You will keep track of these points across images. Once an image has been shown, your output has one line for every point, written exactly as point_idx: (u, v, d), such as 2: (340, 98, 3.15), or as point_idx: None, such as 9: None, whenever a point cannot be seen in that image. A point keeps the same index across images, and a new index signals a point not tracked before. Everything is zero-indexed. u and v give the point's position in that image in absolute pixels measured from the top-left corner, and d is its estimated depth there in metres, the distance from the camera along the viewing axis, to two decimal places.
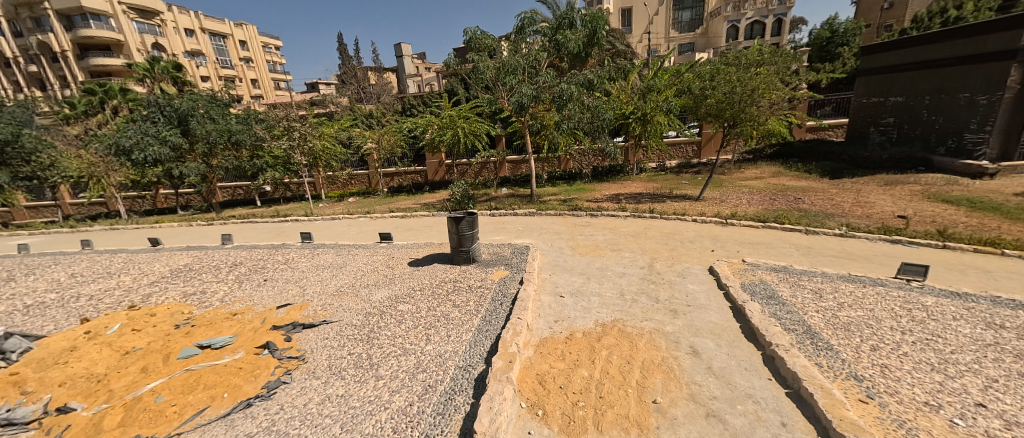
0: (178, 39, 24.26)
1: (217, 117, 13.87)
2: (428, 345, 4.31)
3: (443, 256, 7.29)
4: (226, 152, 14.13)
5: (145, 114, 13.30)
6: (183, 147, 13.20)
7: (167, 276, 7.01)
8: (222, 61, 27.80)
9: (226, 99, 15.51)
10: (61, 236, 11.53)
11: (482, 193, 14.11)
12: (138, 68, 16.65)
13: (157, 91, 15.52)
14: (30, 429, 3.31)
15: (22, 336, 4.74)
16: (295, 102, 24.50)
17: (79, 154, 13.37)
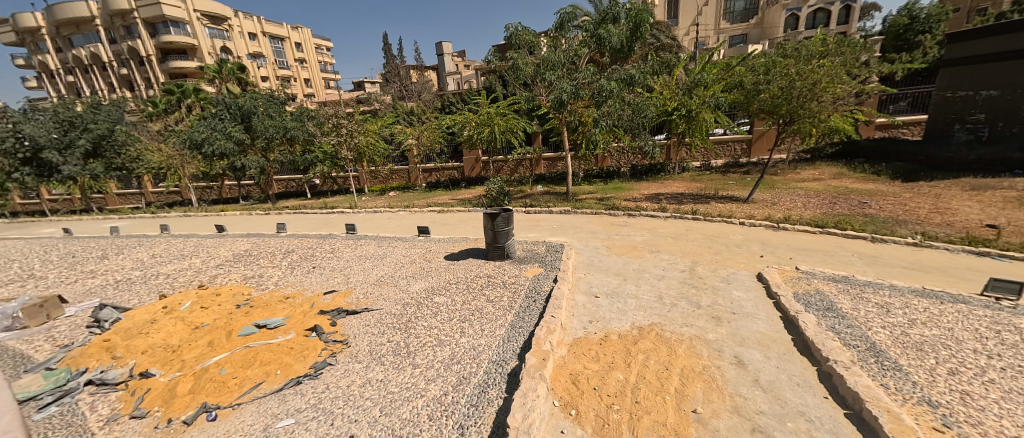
0: (243, 43, 26.61)
1: (275, 115, 14.96)
2: (462, 338, 4.41)
3: (478, 251, 7.42)
4: (282, 147, 15.21)
5: (215, 111, 14.62)
6: (246, 142, 14.37)
7: (230, 260, 7.70)
8: (280, 63, 29.86)
9: (284, 98, 16.67)
10: (144, 221, 12.96)
11: (517, 190, 14.16)
12: (209, 70, 18.33)
13: (224, 91, 17.00)
14: (118, 389, 3.79)
15: (113, 308, 5.45)
16: (344, 100, 25.86)
17: (160, 148, 14.98)
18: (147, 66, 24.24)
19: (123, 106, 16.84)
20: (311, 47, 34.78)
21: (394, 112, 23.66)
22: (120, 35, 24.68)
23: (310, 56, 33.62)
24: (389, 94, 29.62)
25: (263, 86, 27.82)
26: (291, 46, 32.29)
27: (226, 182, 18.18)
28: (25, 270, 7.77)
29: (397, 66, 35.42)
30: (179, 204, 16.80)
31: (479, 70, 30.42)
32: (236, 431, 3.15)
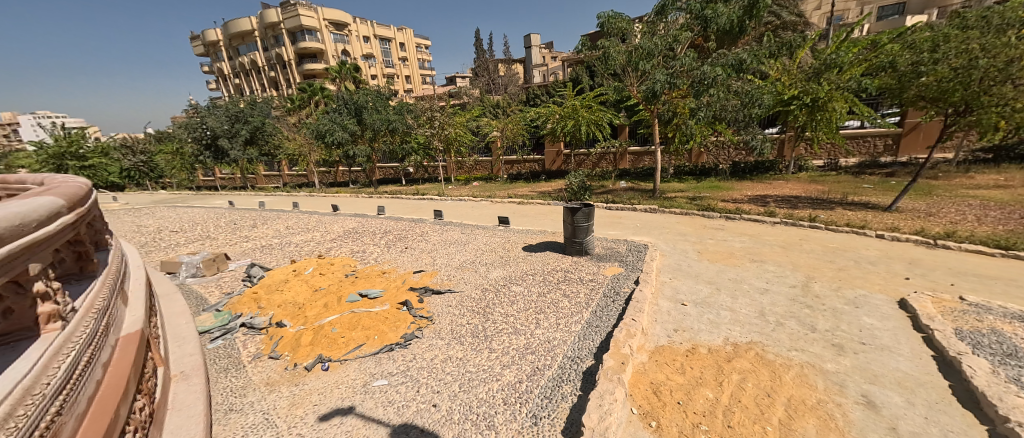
0: (358, 45, 30.50)
1: (381, 109, 16.75)
2: (537, 329, 4.47)
3: (556, 244, 7.40)
4: (385, 138, 16.97)
5: (335, 107, 16.91)
6: (358, 133, 16.37)
7: (340, 235, 8.91)
8: (387, 62, 33.14)
9: (389, 94, 18.52)
10: (281, 199, 15.67)
11: (598, 185, 13.71)
12: (332, 71, 21.21)
13: (343, 89, 19.50)
14: (262, 334, 4.69)
15: (259, 268, 6.75)
16: (439, 95, 27.77)
17: (295, 138, 17.91)
18: (288, 69, 29.24)
19: (270, 103, 20.42)
20: (414, 47, 37.93)
21: (482, 105, 24.60)
22: (271, 44, 29.81)
23: (413, 55, 36.66)
24: (479, 88, 30.92)
25: (373, 83, 31.27)
26: (397, 46, 35.60)
27: (341, 168, 20.96)
28: (201, 232, 10.00)
29: (486, 60, 36.70)
30: (306, 185, 19.90)
31: (566, 62, 29.99)
32: (343, 383, 3.67)
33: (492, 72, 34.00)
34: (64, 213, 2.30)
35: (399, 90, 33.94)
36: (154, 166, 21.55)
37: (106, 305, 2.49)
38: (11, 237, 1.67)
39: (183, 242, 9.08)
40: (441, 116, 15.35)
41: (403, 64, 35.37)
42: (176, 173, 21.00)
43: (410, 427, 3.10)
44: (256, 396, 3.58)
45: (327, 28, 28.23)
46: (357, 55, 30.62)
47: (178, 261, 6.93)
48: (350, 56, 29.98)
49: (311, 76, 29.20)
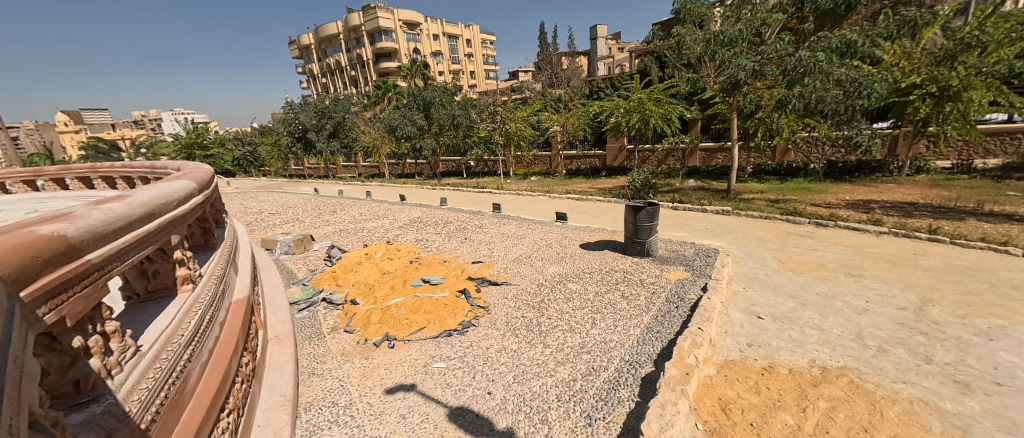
0: (428, 43, 32.04)
1: (447, 104, 17.45)
2: (593, 329, 4.38)
3: (616, 243, 7.14)
4: (449, 132, 17.66)
5: (406, 102, 17.97)
6: (425, 127, 17.24)
7: (406, 224, 9.51)
8: (454, 59, 34.30)
9: (455, 90, 19.17)
10: (356, 188, 17.10)
11: (664, 183, 12.91)
12: (404, 69, 22.49)
13: (413, 85, 20.61)
14: (338, 309, 5.21)
15: (337, 250, 7.48)
16: (502, 89, 28.13)
17: (370, 132, 19.40)
18: (367, 68, 31.68)
19: (350, 100, 22.27)
20: (480, 43, 38.78)
21: (544, 99, 24.37)
22: (353, 45, 32.53)
23: (479, 51, 37.46)
24: (541, 82, 30.69)
25: (440, 79, 32.61)
26: (464, 43, 36.71)
27: (409, 161, 22.26)
28: (289, 215, 11.30)
29: (550, 54, 36.24)
30: (378, 176, 21.46)
31: (634, 53, 28.52)
32: (406, 361, 3.95)
33: (556, 66, 33.52)
34: (195, 195, 2.76)
35: (464, 85, 35.00)
36: (257, 156, 24.75)
37: (222, 274, 2.93)
38: (160, 213, 2.04)
39: (275, 224, 10.34)
40: (504, 111, 15.53)
41: (469, 60, 36.39)
42: (273, 162, 23.93)
43: (466, 410, 3.24)
44: (333, 364, 3.99)
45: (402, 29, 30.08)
46: (427, 53, 32.19)
47: (275, 240, 7.94)
48: (421, 54, 31.62)
49: (386, 74, 31.29)
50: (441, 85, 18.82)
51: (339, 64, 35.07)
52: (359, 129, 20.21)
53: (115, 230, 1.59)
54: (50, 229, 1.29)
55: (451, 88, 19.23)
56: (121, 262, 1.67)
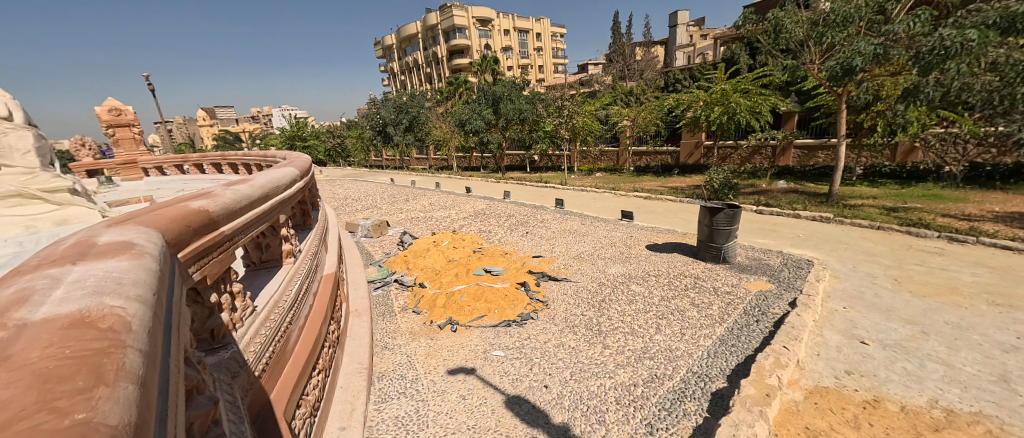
0: (500, 39, 32.53)
1: (515, 99, 17.63)
2: (657, 335, 4.16)
3: (687, 246, 6.66)
4: (516, 127, 17.82)
5: (476, 98, 18.52)
6: (493, 122, 17.61)
7: (470, 215, 9.85)
8: (524, 53, 34.41)
9: (523, 84, 19.26)
10: (427, 179, 18.11)
11: (747, 184, 11.67)
12: (476, 65, 23.13)
13: (484, 81, 21.14)
14: (408, 291, 5.61)
15: (408, 236, 8.01)
16: (571, 83, 27.55)
17: (442, 126, 20.34)
18: (442, 64, 33.16)
19: (425, 96, 23.55)
20: (550, 35, 38.36)
21: (614, 91, 23.34)
22: (430, 44, 34.25)
23: (548, 44, 37.07)
24: (612, 74, 29.46)
25: (510, 74, 32.95)
26: (534, 37, 36.57)
27: (475, 154, 22.92)
28: (368, 202, 12.38)
29: (623, 44, 34.60)
30: (446, 168, 22.46)
31: (719, 40, 25.99)
32: (467, 346, 4.13)
33: (628, 56, 31.83)
34: (298, 181, 3.18)
35: (532, 79, 34.93)
36: (343, 148, 27.40)
37: (316, 251, 3.34)
38: (273, 195, 2.40)
39: (356, 209, 11.41)
40: (571, 105, 15.23)
41: (539, 54, 36.21)
42: (357, 154, 26.30)
43: (522, 400, 3.31)
44: (403, 341, 4.32)
45: (476, 26, 30.91)
46: (498, 48, 32.70)
47: (356, 224, 8.77)
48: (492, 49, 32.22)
49: (459, 70, 32.51)
50: (509, 80, 19.03)
51: (417, 62, 37.21)
52: (432, 124, 21.30)
53: (243, 208, 1.92)
54: (201, 204, 1.60)
55: (520, 82, 19.38)
56: (245, 234, 1.98)
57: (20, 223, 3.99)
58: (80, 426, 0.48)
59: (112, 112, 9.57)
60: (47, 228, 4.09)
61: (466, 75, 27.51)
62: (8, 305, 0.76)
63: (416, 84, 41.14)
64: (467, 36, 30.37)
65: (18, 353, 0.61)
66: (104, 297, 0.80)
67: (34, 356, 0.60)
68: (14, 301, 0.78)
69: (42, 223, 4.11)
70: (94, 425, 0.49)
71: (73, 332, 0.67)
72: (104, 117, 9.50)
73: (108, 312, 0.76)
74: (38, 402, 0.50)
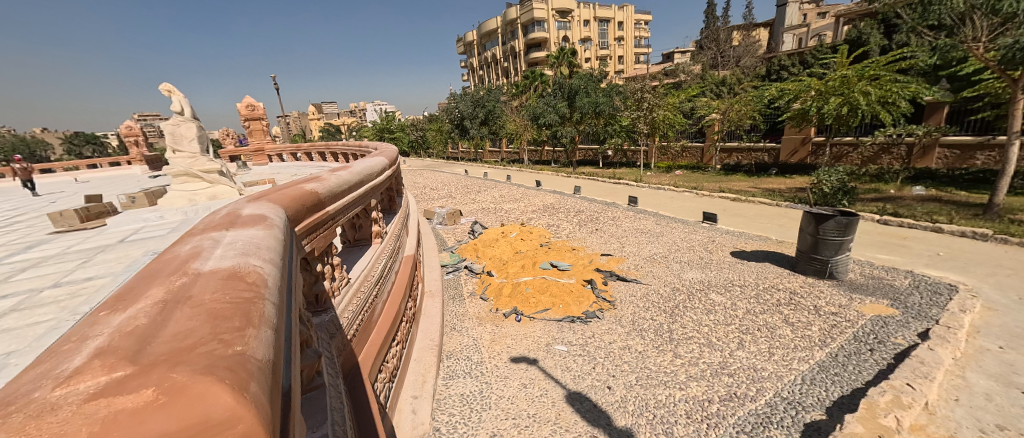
0: (579, 30, 31.69)
1: (591, 91, 17.12)
2: (739, 351, 3.78)
3: (782, 256, 5.90)
4: (590, 120, 17.31)
5: (552, 91, 18.36)
6: (567, 115, 17.34)
7: (539, 209, 9.87)
8: (603, 44, 33.09)
9: (601, 76, 18.59)
10: (498, 172, 18.54)
11: (866, 188, 9.91)
12: (553, 58, 22.89)
13: (560, 73, 20.85)
14: (476, 278, 5.85)
15: (479, 226, 8.31)
16: (653, 73, 25.84)
17: (515, 120, 20.56)
18: (519, 58, 33.40)
19: (501, 90, 24.03)
20: (633, 24, 36.35)
21: (703, 81, 21.31)
22: (509, 38, 34.68)
23: (631, 34, 35.14)
24: (701, 62, 26.92)
25: (587, 66, 31.99)
26: (616, 26, 34.91)
27: (547, 148, 22.80)
28: (444, 192, 13.10)
29: (716, 29, 31.35)
30: (517, 161, 22.71)
31: (840, 18, 22.12)
32: (530, 337, 4.19)
33: (723, 42, 28.72)
34: (386, 170, 3.50)
35: (611, 71, 33.50)
36: (425, 139, 29.29)
37: (399, 234, 3.65)
38: (367, 181, 2.67)
39: (433, 198, 12.14)
40: (652, 97, 14.32)
41: (620, 44, 34.54)
42: (435, 145, 27.86)
43: (584, 398, 3.27)
44: (470, 324, 4.53)
45: (555, 17, 30.50)
46: (577, 39, 31.90)
47: (433, 211, 9.34)
48: (571, 41, 31.53)
49: (535, 63, 32.49)
50: (586, 72, 18.53)
51: (495, 56, 37.96)
52: (506, 117, 21.64)
53: (343, 191, 2.16)
54: (312, 186, 1.85)
55: (598, 74, 18.73)
56: (345, 214, 2.24)
57: (185, 196, 5.21)
58: (238, 358, 0.60)
59: (248, 107, 11.43)
60: (202, 202, 5.30)
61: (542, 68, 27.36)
62: (186, 258, 0.97)
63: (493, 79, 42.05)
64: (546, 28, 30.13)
65: (196, 295, 0.78)
66: (247, 258, 0.98)
67: (206, 298, 0.76)
68: (189, 256, 0.99)
69: (200, 198, 5.30)
70: (246, 358, 0.61)
71: (230, 282, 0.83)
72: (241, 112, 11.39)
73: (252, 269, 0.93)
74: (209, 334, 0.64)
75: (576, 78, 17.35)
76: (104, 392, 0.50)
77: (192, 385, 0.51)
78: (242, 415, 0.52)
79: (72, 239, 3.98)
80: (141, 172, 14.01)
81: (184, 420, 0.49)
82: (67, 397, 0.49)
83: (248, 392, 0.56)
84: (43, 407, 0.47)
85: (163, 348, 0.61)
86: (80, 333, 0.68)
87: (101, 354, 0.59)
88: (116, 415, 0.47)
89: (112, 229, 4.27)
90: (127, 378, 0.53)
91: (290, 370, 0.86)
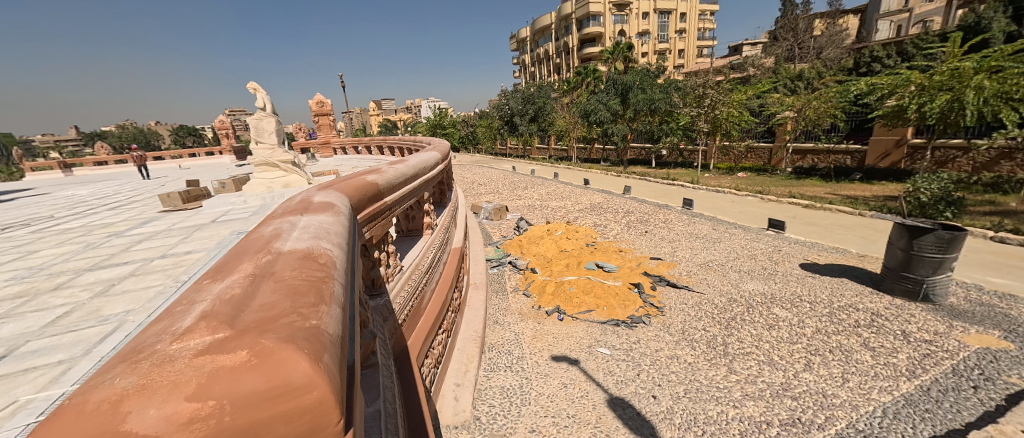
0: (637, 23, 30.39)
1: (647, 87, 16.45)
2: (805, 373, 3.45)
3: (862, 272, 5.26)
4: (644, 118, 16.60)
5: (605, 87, 17.87)
6: (619, 112, 16.79)
7: (586, 208, 9.68)
8: (662, 37, 31.40)
9: (659, 72, 17.73)
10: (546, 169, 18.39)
11: (975, 200, 8.52)
12: (607, 53, 22.22)
13: (614, 69, 20.21)
14: (520, 274, 5.89)
15: (524, 222, 8.33)
16: (717, 67, 24.06)
17: (565, 116, 20.29)
18: (572, 54, 32.80)
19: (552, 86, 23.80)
20: (697, 14, 34.11)
21: (775, 76, 19.45)
22: (562, 34, 34.20)
23: (693, 26, 33.02)
24: (774, 55, 24.62)
25: (644, 61, 30.61)
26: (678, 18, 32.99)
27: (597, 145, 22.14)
28: (491, 187, 13.27)
29: (793, 18, 28.42)
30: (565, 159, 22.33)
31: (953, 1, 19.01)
32: (572, 337, 4.14)
33: (802, 32, 25.94)
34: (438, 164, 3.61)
35: (670, 65, 31.79)
36: (475, 135, 29.81)
37: (448, 227, 3.76)
38: (421, 174, 2.78)
39: (481, 193, 12.36)
40: (715, 92, 13.38)
41: (681, 37, 32.60)
42: (484, 142, 28.32)
43: (626, 404, 3.17)
44: (513, 319, 4.57)
45: (612, 11, 29.52)
46: (634, 33, 30.65)
47: (480, 206, 9.51)
48: (627, 35, 30.36)
49: (589, 59, 31.73)
50: (643, 67, 17.76)
51: (548, 53, 37.58)
52: (556, 114, 21.42)
53: (400, 183, 2.27)
54: (373, 178, 1.96)
55: (654, 70, 17.92)
56: (400, 205, 2.35)
57: (263, 183, 5.80)
58: (314, 330, 0.66)
59: (317, 104, 12.39)
60: (278, 189, 5.84)
61: (596, 63, 26.65)
62: (269, 239, 1.08)
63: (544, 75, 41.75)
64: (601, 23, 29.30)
65: (278, 271, 0.86)
66: (320, 242, 1.07)
67: (287, 275, 0.84)
68: (271, 236, 1.10)
69: (276, 185, 5.87)
70: (320, 331, 0.67)
71: (305, 262, 0.91)
72: (312, 108, 12.37)
73: (323, 252, 1.01)
74: (291, 307, 0.71)
75: (630, 74, 16.76)
76: (209, 350, 0.59)
77: (277, 350, 0.57)
78: (316, 382, 0.58)
79: (175, 218, 4.58)
80: (229, 161, 15.80)
81: (269, 381, 0.55)
82: (183, 352, 0.59)
83: (323, 361, 0.61)
84: (167, 358, 0.57)
85: (253, 315, 0.68)
86: (190, 298, 0.79)
87: (206, 317, 0.69)
88: (218, 370, 0.55)
89: (205, 210, 4.86)
90: (227, 339, 0.62)
91: (353, 347, 0.93)
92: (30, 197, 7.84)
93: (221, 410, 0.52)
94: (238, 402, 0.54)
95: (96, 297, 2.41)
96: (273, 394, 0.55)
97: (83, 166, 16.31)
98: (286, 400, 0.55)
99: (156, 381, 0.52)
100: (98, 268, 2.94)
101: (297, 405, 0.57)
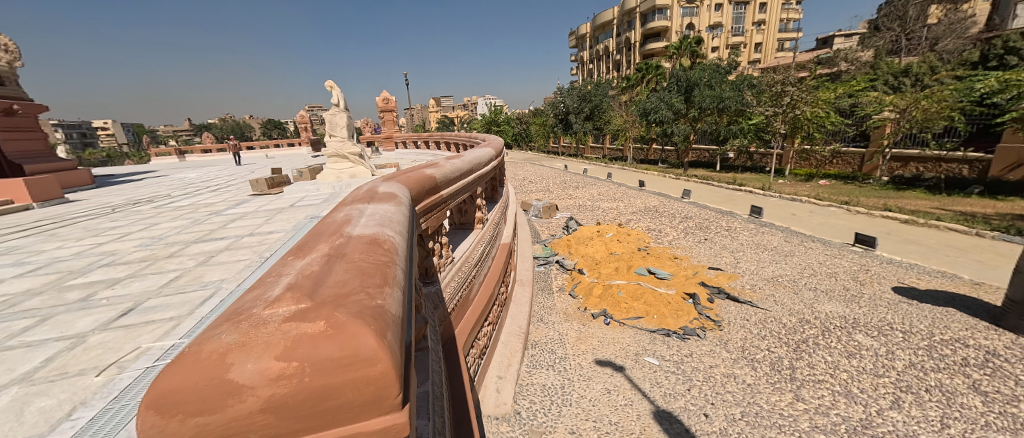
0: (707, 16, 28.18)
1: (715, 84, 15.30)
2: (890, 410, 3.04)
3: (976, 305, 4.44)
4: (710, 117, 15.46)
5: (667, 84, 16.93)
6: (682, 111, 15.83)
7: (641, 211, 9.26)
8: (737, 29, 28.68)
9: (730, 68, 16.39)
10: (599, 169, 17.94)
11: None
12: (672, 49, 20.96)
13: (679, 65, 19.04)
14: (567, 274, 5.82)
15: (574, 222, 8.20)
16: (800, 64, 21.57)
17: (622, 115, 19.58)
18: (633, 50, 31.31)
19: (610, 84, 22.95)
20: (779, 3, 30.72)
21: (873, 72, 16.97)
22: (624, 29, 32.77)
23: (774, 17, 29.81)
24: (874, 47, 21.38)
25: (714, 56, 28.26)
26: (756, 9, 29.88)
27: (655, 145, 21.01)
28: (542, 185, 13.21)
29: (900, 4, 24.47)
30: (621, 159, 21.53)
31: None
32: (618, 343, 4.01)
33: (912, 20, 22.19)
34: (492, 161, 3.69)
35: (743, 62, 29.02)
36: (528, 133, 29.81)
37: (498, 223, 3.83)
38: (476, 170, 2.87)
39: (532, 191, 12.35)
40: (797, 90, 12.03)
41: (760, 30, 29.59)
42: (537, 140, 28.27)
43: (672, 418, 3.02)
44: (558, 318, 4.54)
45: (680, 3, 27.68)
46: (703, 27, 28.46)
47: (531, 203, 9.52)
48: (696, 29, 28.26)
49: (652, 55, 30.02)
50: (712, 62, 16.49)
51: (608, 49, 36.19)
52: (613, 112, 20.68)
53: (456, 177, 2.36)
54: (431, 172, 2.05)
55: (725, 66, 16.62)
56: (455, 197, 2.43)
57: (335, 173, 6.27)
58: (379, 309, 0.70)
59: (384, 101, 13.17)
60: (346, 179, 6.32)
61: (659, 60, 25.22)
62: (340, 223, 1.17)
63: (602, 73, 40.39)
64: (667, 16, 27.61)
65: (350, 253, 0.94)
66: (384, 229, 1.14)
67: (357, 257, 0.91)
68: (343, 221, 1.19)
69: (344, 176, 6.34)
70: (384, 310, 0.71)
71: (372, 247, 0.98)
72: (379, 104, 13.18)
73: (385, 238, 1.07)
74: (360, 286, 0.77)
75: (697, 70, 15.67)
76: (295, 317, 0.65)
77: (349, 323, 0.62)
78: (381, 356, 0.62)
79: (261, 201, 5.16)
80: (306, 153, 17.36)
81: (343, 349, 0.59)
82: (273, 317, 0.66)
83: (386, 337, 0.64)
84: (261, 321, 0.65)
85: (330, 291, 0.74)
86: (278, 271, 0.89)
87: (291, 288, 0.76)
88: (301, 336, 0.61)
89: (285, 195, 5.40)
90: (308, 310, 0.68)
91: (410, 330, 0.98)
92: (154, 178, 9.27)
93: (302, 372, 0.59)
94: (318, 365, 0.59)
95: (198, 266, 2.79)
96: (345, 363, 0.59)
97: (192, 154, 18.90)
98: (357, 368, 0.60)
99: (255, 339, 0.60)
100: (202, 241, 3.40)
101: (365, 375, 0.61)
